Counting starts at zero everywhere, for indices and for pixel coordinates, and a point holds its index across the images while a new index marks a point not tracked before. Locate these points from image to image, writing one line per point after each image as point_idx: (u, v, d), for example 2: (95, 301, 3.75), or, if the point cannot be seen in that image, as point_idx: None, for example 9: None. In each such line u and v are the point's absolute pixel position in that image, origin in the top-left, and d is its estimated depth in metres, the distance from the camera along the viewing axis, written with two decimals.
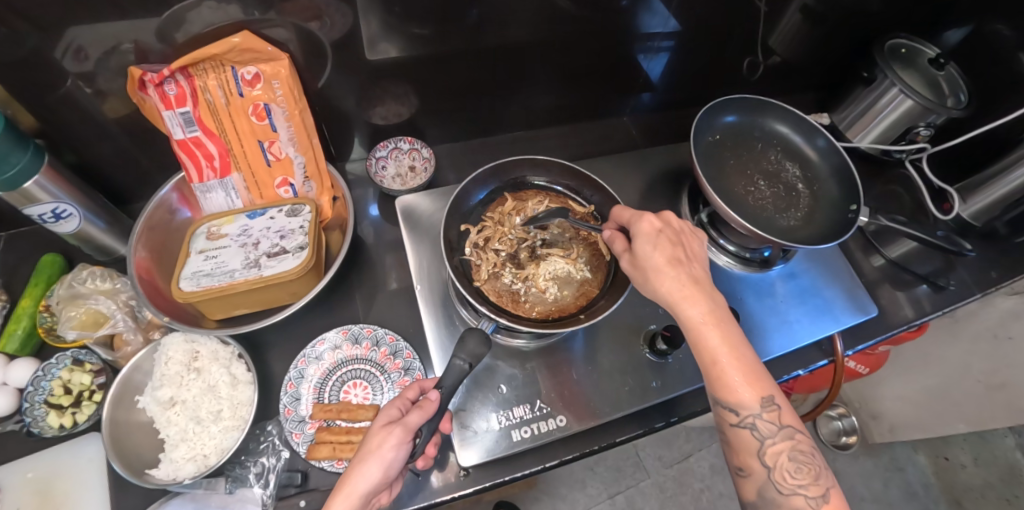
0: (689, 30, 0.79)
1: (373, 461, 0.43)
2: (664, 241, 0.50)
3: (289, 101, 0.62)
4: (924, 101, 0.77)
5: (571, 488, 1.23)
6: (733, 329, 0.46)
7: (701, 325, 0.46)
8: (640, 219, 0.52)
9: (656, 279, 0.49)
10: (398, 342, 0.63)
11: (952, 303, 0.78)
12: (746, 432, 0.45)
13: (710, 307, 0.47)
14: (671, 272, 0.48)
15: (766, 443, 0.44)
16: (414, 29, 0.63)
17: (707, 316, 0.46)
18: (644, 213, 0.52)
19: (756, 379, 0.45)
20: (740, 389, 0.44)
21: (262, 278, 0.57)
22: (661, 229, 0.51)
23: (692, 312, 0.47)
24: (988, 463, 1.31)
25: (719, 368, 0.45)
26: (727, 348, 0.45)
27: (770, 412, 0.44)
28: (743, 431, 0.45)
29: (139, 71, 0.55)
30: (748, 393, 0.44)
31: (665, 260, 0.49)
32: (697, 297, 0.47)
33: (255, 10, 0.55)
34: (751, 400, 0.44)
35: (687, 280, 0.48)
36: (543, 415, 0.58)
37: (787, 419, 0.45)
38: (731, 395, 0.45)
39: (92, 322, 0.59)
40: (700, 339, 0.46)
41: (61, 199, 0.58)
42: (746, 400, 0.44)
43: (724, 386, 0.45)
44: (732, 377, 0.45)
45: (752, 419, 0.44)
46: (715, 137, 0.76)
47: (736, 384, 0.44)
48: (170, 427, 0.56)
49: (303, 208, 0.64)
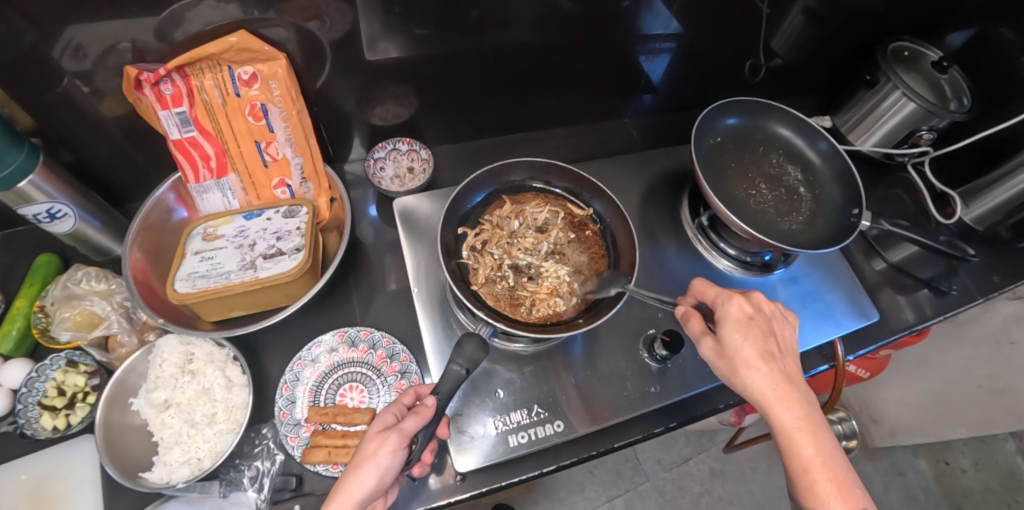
0: (692, 31, 0.79)
1: (368, 468, 0.43)
2: (755, 332, 0.49)
3: (285, 101, 0.61)
4: (927, 105, 0.76)
5: (570, 491, 1.23)
6: (829, 439, 0.44)
7: (793, 428, 0.45)
8: (730, 302, 0.51)
9: (745, 373, 0.48)
10: (395, 345, 0.62)
11: (955, 308, 0.77)
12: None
13: (805, 411, 0.45)
14: (761, 371, 0.47)
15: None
16: (414, 29, 0.63)
17: (801, 420, 0.45)
18: (734, 296, 0.51)
19: (853, 498, 0.42)
20: (831, 503, 0.42)
21: (257, 280, 0.56)
22: (752, 314, 0.50)
23: (786, 415, 0.45)
24: (987, 468, 1.29)
25: (811, 479, 0.43)
26: (822, 459, 0.43)
27: None
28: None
29: (134, 71, 0.54)
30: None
31: (757, 355, 0.48)
32: (790, 399, 0.46)
33: (255, 9, 0.54)
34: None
35: (781, 380, 0.47)
36: (540, 420, 0.57)
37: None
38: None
39: (86, 323, 0.58)
40: (794, 447, 0.44)
41: (56, 199, 0.58)
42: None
43: (816, 500, 0.42)
44: (825, 491, 0.42)
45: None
46: (716, 140, 0.75)
47: (831, 503, 0.42)
48: (164, 429, 0.55)
49: (300, 210, 0.64)
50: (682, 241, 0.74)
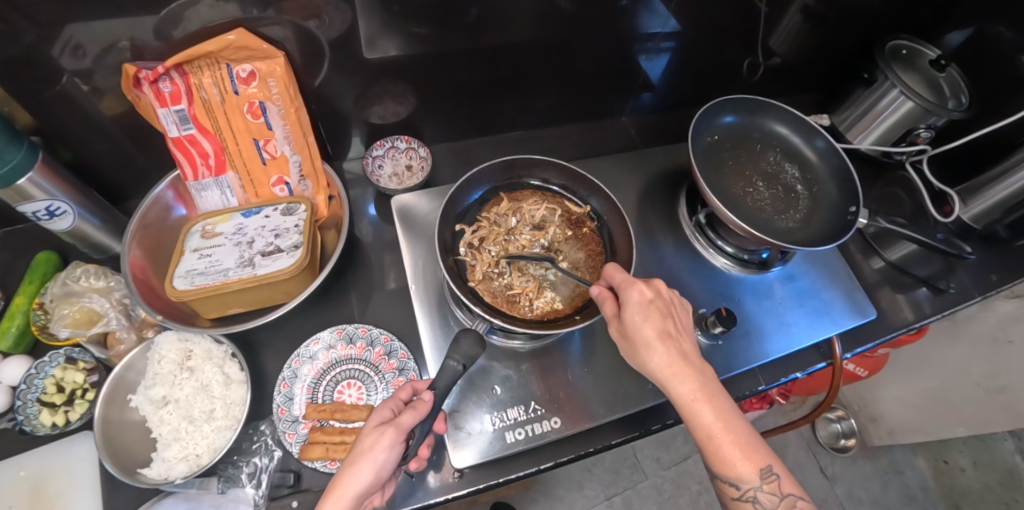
0: (690, 30, 0.79)
1: (365, 463, 0.43)
2: (654, 313, 0.49)
3: (284, 99, 0.62)
4: (925, 103, 0.76)
5: (568, 489, 1.23)
6: (726, 405, 0.45)
7: (693, 401, 0.45)
8: (631, 286, 0.50)
9: (646, 354, 0.48)
10: (393, 342, 0.62)
11: (953, 306, 0.77)
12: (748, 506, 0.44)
13: (701, 382, 0.46)
14: (660, 349, 0.47)
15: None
16: (413, 28, 0.63)
17: (698, 392, 0.45)
18: (634, 281, 0.51)
19: (751, 452, 0.44)
20: (736, 462, 0.44)
21: (255, 277, 0.56)
22: (652, 298, 0.49)
23: (683, 388, 0.46)
24: (986, 467, 1.28)
25: (717, 444, 0.44)
26: (721, 423, 0.44)
27: (770, 483, 0.44)
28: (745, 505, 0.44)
29: (133, 68, 0.54)
30: (746, 466, 0.44)
31: (655, 335, 0.48)
32: (687, 373, 0.46)
33: (253, 8, 0.54)
34: (749, 473, 0.44)
35: (677, 356, 0.47)
36: (537, 416, 0.57)
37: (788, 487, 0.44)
38: (729, 470, 0.44)
39: (85, 320, 0.59)
40: (693, 417, 0.45)
41: (54, 197, 0.58)
42: (745, 474, 0.44)
43: (722, 462, 0.44)
44: (729, 452, 0.44)
45: (753, 492, 0.44)
46: (714, 138, 0.75)
47: (734, 459, 0.44)
48: (162, 426, 0.55)
49: (299, 207, 0.64)
50: (680, 239, 0.74)
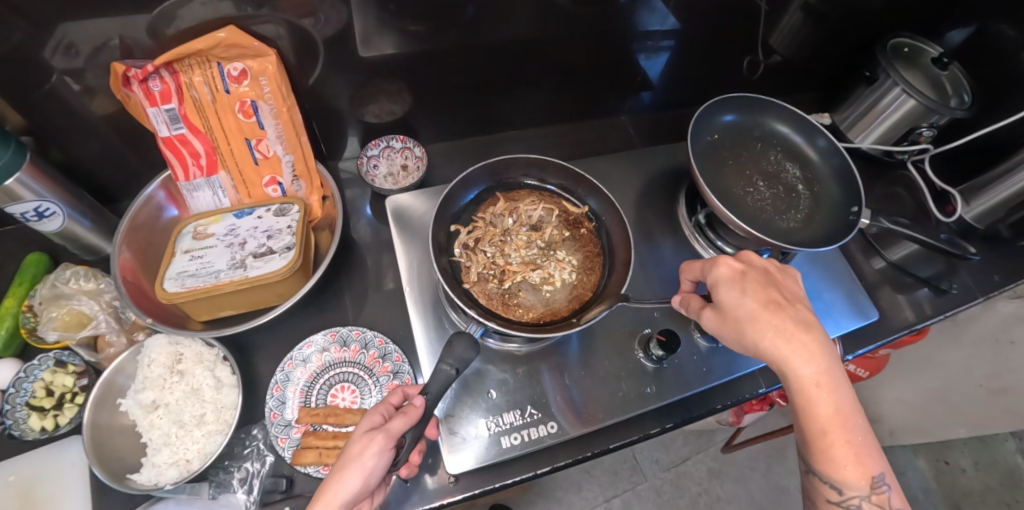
0: (691, 28, 0.78)
1: (353, 469, 0.42)
2: (753, 285, 0.49)
3: (276, 98, 0.61)
4: (927, 102, 0.75)
5: (566, 491, 1.22)
6: (851, 399, 0.44)
7: (812, 385, 0.44)
8: (719, 263, 0.51)
9: (753, 329, 0.46)
10: (387, 345, 0.62)
11: (956, 307, 0.76)
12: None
13: (826, 367, 0.44)
14: (771, 325, 0.46)
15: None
16: (409, 26, 0.62)
17: (821, 377, 0.44)
18: (722, 258, 0.52)
19: (864, 458, 0.42)
20: (846, 465, 0.42)
21: (247, 279, 0.56)
22: (743, 272, 0.50)
23: (804, 371, 0.44)
24: (988, 468, 1.29)
25: (827, 442, 0.43)
26: (839, 417, 0.43)
27: (877, 494, 0.42)
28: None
29: (122, 67, 0.53)
30: (854, 472, 0.42)
31: (761, 307, 0.47)
32: (813, 354, 0.44)
33: (247, 6, 0.53)
34: (857, 479, 0.42)
35: (793, 328, 0.45)
36: (533, 421, 0.56)
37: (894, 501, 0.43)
38: (835, 472, 0.43)
39: (75, 322, 0.57)
40: (811, 405, 0.43)
41: (44, 197, 0.57)
42: (852, 479, 0.42)
43: (828, 462, 0.43)
44: (839, 453, 0.42)
45: (857, 500, 0.42)
46: (713, 137, 0.74)
47: (843, 462, 0.42)
48: (152, 430, 0.55)
49: (292, 208, 0.63)
50: (679, 239, 0.73)
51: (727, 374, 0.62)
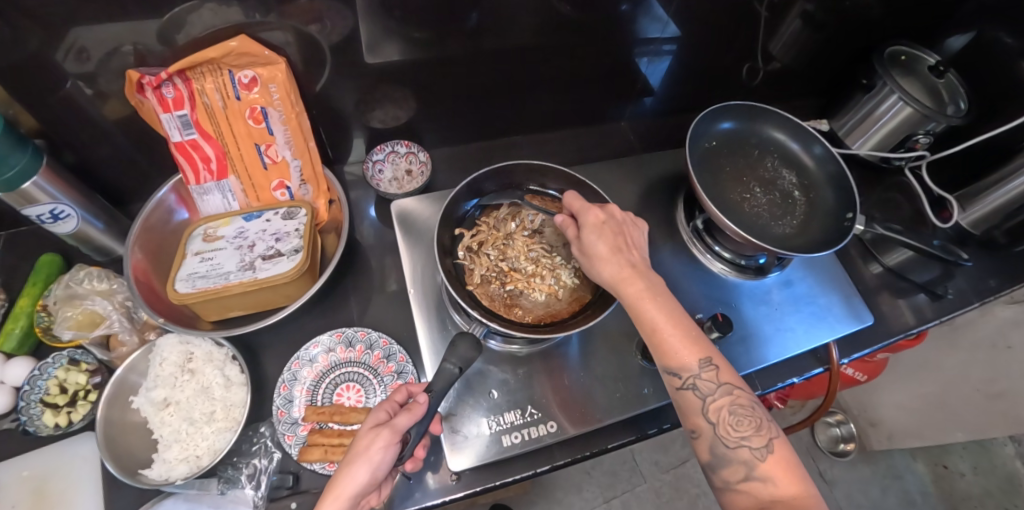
0: (690, 34, 0.79)
1: (361, 463, 0.43)
2: (608, 232, 0.52)
3: (285, 105, 0.62)
4: (923, 109, 0.76)
5: (567, 492, 1.23)
6: (672, 304, 0.49)
7: (639, 296, 0.49)
8: (588, 211, 0.53)
9: (600, 264, 0.51)
10: (392, 346, 0.63)
11: (951, 312, 0.78)
12: (689, 393, 0.47)
13: (649, 283, 0.50)
14: (609, 258, 0.51)
15: (708, 400, 0.46)
16: (413, 33, 0.64)
17: (644, 292, 0.49)
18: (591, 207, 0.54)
19: (695, 345, 0.47)
20: (679, 354, 0.47)
21: (256, 280, 0.57)
22: (605, 220, 0.53)
23: (629, 289, 0.49)
24: (986, 473, 1.28)
25: (660, 338, 0.48)
26: (668, 321, 0.48)
27: (709, 371, 0.47)
28: (687, 393, 0.47)
29: (137, 75, 0.55)
30: (689, 357, 0.47)
31: (607, 249, 0.51)
32: (635, 277, 0.50)
33: (256, 12, 0.55)
34: (691, 363, 0.47)
35: (627, 267, 0.50)
36: (534, 421, 0.58)
37: (725, 376, 0.47)
38: (674, 359, 0.47)
39: (88, 322, 0.59)
40: (639, 313, 0.48)
41: (59, 200, 0.58)
42: (689, 363, 0.47)
43: (666, 355, 0.47)
44: (672, 345, 0.47)
45: (694, 380, 0.47)
46: (711, 144, 0.76)
47: (677, 350, 0.47)
48: (164, 427, 0.56)
49: (299, 211, 0.65)
50: (677, 244, 0.75)
51: None
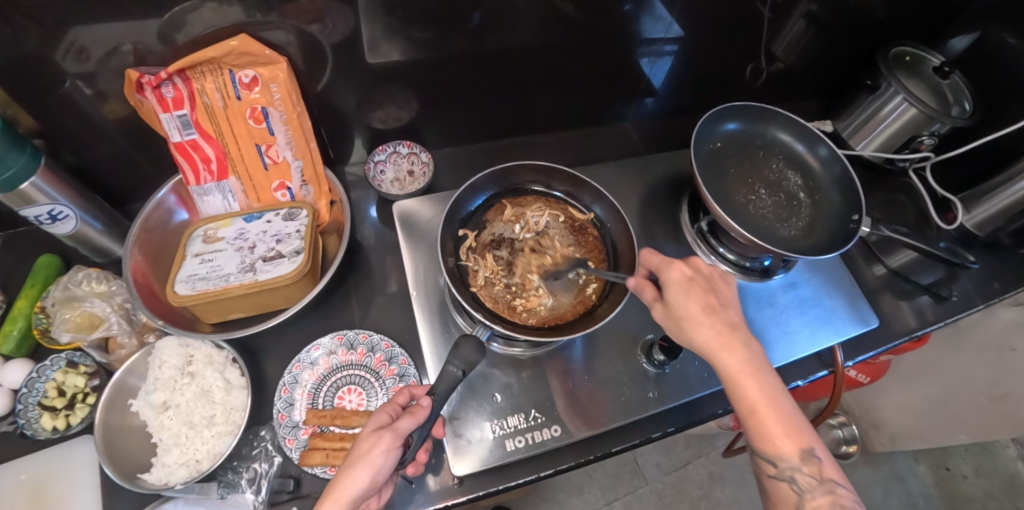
0: (694, 34, 0.78)
1: (362, 467, 0.42)
2: (696, 291, 0.49)
3: (286, 105, 0.62)
4: (928, 110, 0.76)
5: (568, 494, 1.23)
6: (774, 383, 0.45)
7: (737, 374, 0.45)
8: (671, 267, 0.51)
9: (692, 328, 0.47)
10: (394, 348, 0.62)
11: (955, 314, 0.77)
12: (784, 485, 0.44)
13: (748, 356, 0.46)
14: (706, 326, 0.47)
15: (805, 497, 0.44)
16: (415, 32, 0.63)
17: (744, 365, 0.45)
18: (673, 261, 0.51)
19: (795, 433, 0.44)
20: (777, 440, 0.44)
21: (257, 282, 0.57)
22: (692, 275, 0.50)
23: (730, 361, 0.45)
24: (988, 474, 1.32)
25: (758, 420, 0.45)
26: (767, 399, 0.44)
27: (810, 465, 0.44)
28: (782, 484, 0.44)
29: (136, 74, 0.54)
30: (788, 445, 0.44)
31: (700, 310, 0.48)
32: (733, 347, 0.46)
33: (257, 11, 0.54)
34: (791, 453, 0.44)
35: (723, 328, 0.47)
36: (538, 424, 0.57)
37: (827, 473, 0.44)
38: (770, 448, 0.44)
39: (86, 324, 0.59)
40: (739, 390, 0.45)
41: (57, 201, 0.58)
42: (786, 453, 0.44)
43: (763, 437, 0.45)
44: (772, 429, 0.44)
45: (791, 472, 0.44)
46: (716, 145, 0.75)
47: (778, 440, 0.44)
48: (163, 431, 0.55)
49: (300, 212, 0.64)
50: (681, 246, 0.74)
51: None
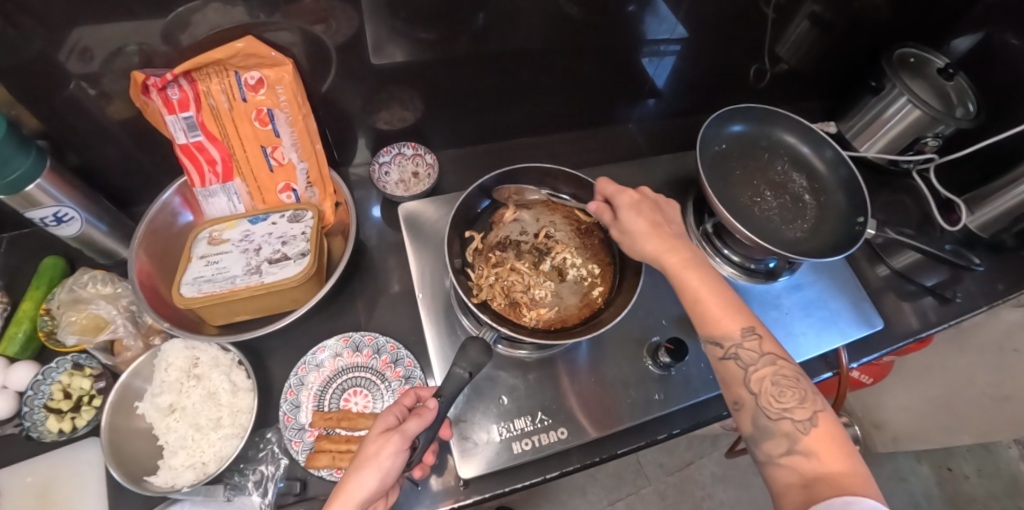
0: (698, 35, 0.78)
1: (370, 470, 0.42)
2: (646, 210, 0.55)
3: (292, 107, 0.62)
4: (932, 111, 0.75)
5: (571, 494, 1.23)
6: (711, 273, 0.51)
7: (681, 267, 0.51)
8: (621, 193, 0.57)
9: (640, 239, 0.54)
10: (400, 350, 0.62)
11: (959, 315, 0.77)
12: (731, 362, 0.48)
13: (689, 254, 0.52)
14: (650, 235, 0.53)
15: (748, 370, 0.47)
16: (420, 33, 0.63)
17: (683, 261, 0.51)
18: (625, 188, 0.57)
19: (736, 314, 0.49)
20: (722, 321, 0.49)
21: (263, 284, 0.57)
22: (639, 201, 0.56)
23: (671, 258, 0.52)
24: (991, 474, 1.32)
25: (701, 307, 0.50)
26: (706, 287, 0.50)
27: (752, 341, 0.48)
28: (729, 362, 0.48)
29: (142, 76, 0.54)
30: (731, 324, 0.49)
31: (646, 225, 0.54)
32: (677, 247, 0.52)
33: (261, 12, 0.54)
34: (732, 331, 0.48)
35: (665, 236, 0.53)
36: (544, 427, 0.57)
37: (769, 346, 0.48)
38: (715, 328, 0.49)
39: (92, 326, 0.58)
40: (681, 280, 0.51)
41: (62, 203, 0.58)
42: (729, 331, 0.48)
43: (708, 322, 0.49)
44: (714, 312, 0.49)
45: (736, 349, 0.48)
46: (721, 146, 0.75)
47: (720, 318, 0.49)
48: (169, 433, 0.55)
49: (306, 214, 0.64)
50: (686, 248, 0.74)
51: None
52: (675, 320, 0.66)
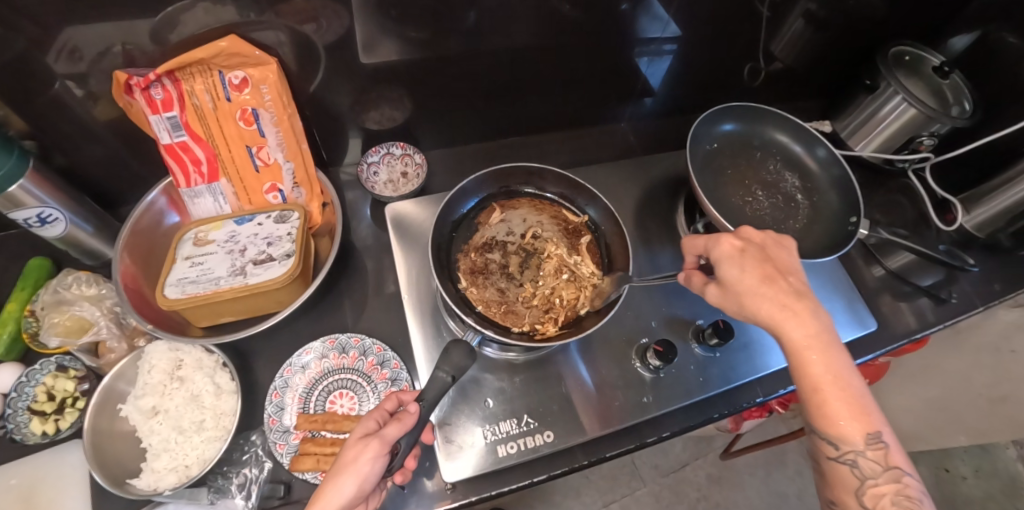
0: (693, 34, 0.78)
1: (348, 476, 0.42)
2: (751, 261, 0.49)
3: (277, 106, 0.61)
4: (927, 110, 0.75)
5: (565, 496, 1.22)
6: (846, 358, 0.44)
7: (804, 345, 0.44)
8: (719, 241, 0.52)
9: (751, 301, 0.47)
10: (386, 352, 0.62)
11: (955, 316, 0.76)
12: (843, 467, 0.43)
13: (814, 328, 0.45)
14: (763, 295, 0.47)
15: (867, 482, 0.42)
16: (411, 32, 0.62)
17: (809, 338, 0.45)
18: (721, 236, 0.52)
19: (864, 414, 0.43)
20: (843, 422, 0.43)
21: (247, 286, 0.56)
22: (743, 247, 0.51)
23: (795, 333, 0.45)
24: (988, 475, 1.31)
25: (822, 398, 0.43)
26: (835, 376, 0.43)
27: (875, 450, 0.42)
28: (841, 466, 0.43)
29: (125, 75, 0.54)
30: (854, 427, 0.43)
31: (758, 281, 0.48)
32: (801, 317, 0.45)
33: (250, 12, 0.54)
34: (856, 434, 0.42)
35: (788, 298, 0.46)
36: (530, 430, 0.56)
37: (894, 460, 0.42)
38: (834, 429, 0.43)
39: (76, 328, 0.58)
40: (803, 365, 0.44)
41: (46, 203, 0.57)
42: (852, 435, 0.42)
43: (827, 420, 0.43)
44: (838, 411, 0.43)
45: (853, 455, 0.42)
46: (713, 146, 0.74)
47: (841, 419, 0.43)
48: (152, 436, 0.55)
49: (292, 215, 0.63)
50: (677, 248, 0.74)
51: (724, 384, 0.63)
52: (664, 321, 0.66)
